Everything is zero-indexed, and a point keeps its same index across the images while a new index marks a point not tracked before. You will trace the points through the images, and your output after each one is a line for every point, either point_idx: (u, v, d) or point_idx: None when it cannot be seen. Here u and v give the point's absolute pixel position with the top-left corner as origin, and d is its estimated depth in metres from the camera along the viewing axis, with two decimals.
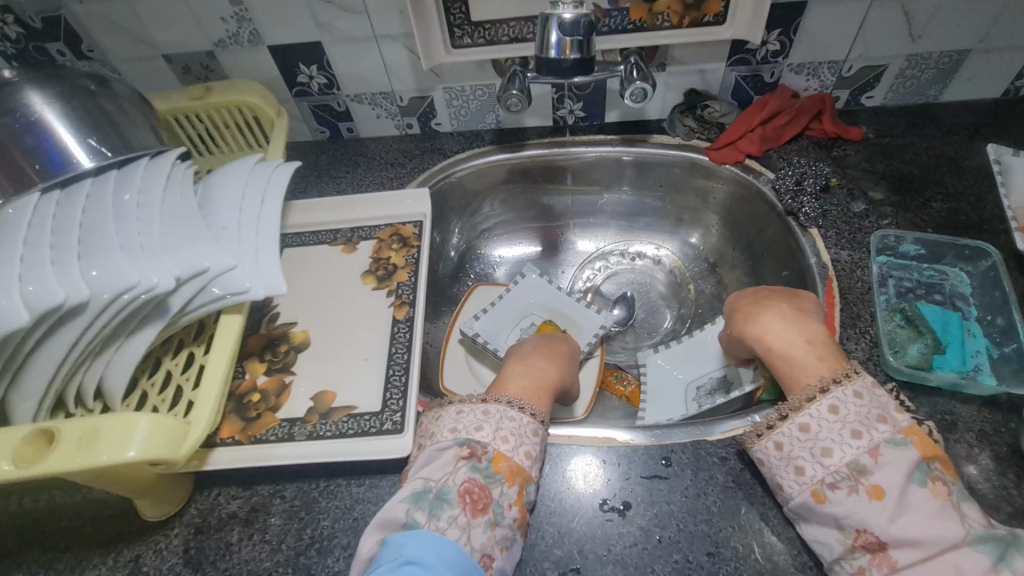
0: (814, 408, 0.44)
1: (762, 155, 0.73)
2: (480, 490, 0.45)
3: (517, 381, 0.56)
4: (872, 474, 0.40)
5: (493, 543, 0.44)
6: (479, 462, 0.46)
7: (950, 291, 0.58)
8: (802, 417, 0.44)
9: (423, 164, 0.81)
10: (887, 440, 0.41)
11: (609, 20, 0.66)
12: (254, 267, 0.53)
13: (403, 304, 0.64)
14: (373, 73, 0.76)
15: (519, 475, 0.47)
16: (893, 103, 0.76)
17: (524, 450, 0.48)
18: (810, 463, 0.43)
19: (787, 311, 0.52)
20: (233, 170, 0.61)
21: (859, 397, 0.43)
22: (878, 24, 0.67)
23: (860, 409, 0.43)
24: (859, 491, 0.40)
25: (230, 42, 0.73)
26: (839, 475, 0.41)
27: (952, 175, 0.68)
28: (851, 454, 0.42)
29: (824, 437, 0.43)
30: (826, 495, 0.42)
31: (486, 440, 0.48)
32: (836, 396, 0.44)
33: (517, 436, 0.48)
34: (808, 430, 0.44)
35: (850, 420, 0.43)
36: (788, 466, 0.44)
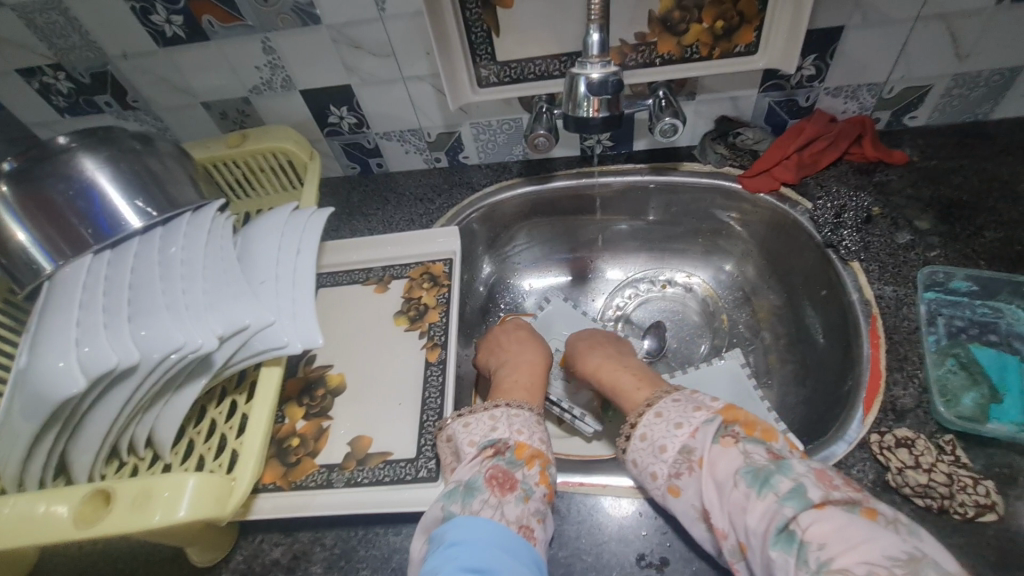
0: (646, 418, 0.52)
1: (799, 183, 0.70)
2: (505, 474, 0.47)
3: (513, 385, 0.61)
4: (696, 450, 0.47)
5: (526, 515, 0.45)
6: (503, 454, 0.49)
7: (1006, 331, 0.55)
8: (640, 429, 0.51)
9: (451, 199, 0.82)
10: (703, 422, 0.48)
11: (637, 54, 0.65)
12: (292, 320, 0.54)
13: (436, 345, 0.65)
14: (401, 111, 0.77)
15: (538, 457, 0.50)
16: (939, 122, 0.73)
17: (539, 437, 0.52)
18: (657, 464, 0.48)
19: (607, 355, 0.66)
20: (270, 220, 0.63)
21: (677, 400, 0.52)
22: (922, 45, 0.64)
23: (677, 407, 0.51)
24: (692, 469, 0.46)
25: (264, 88, 0.75)
26: (676, 463, 0.47)
27: (1005, 202, 0.64)
28: (678, 440, 0.48)
29: (658, 436, 0.49)
30: (678, 486, 0.47)
31: (507, 437, 0.51)
32: (662, 405, 0.52)
33: (528, 428, 0.53)
34: (646, 437, 0.50)
35: (672, 417, 0.50)
36: (645, 474, 0.49)
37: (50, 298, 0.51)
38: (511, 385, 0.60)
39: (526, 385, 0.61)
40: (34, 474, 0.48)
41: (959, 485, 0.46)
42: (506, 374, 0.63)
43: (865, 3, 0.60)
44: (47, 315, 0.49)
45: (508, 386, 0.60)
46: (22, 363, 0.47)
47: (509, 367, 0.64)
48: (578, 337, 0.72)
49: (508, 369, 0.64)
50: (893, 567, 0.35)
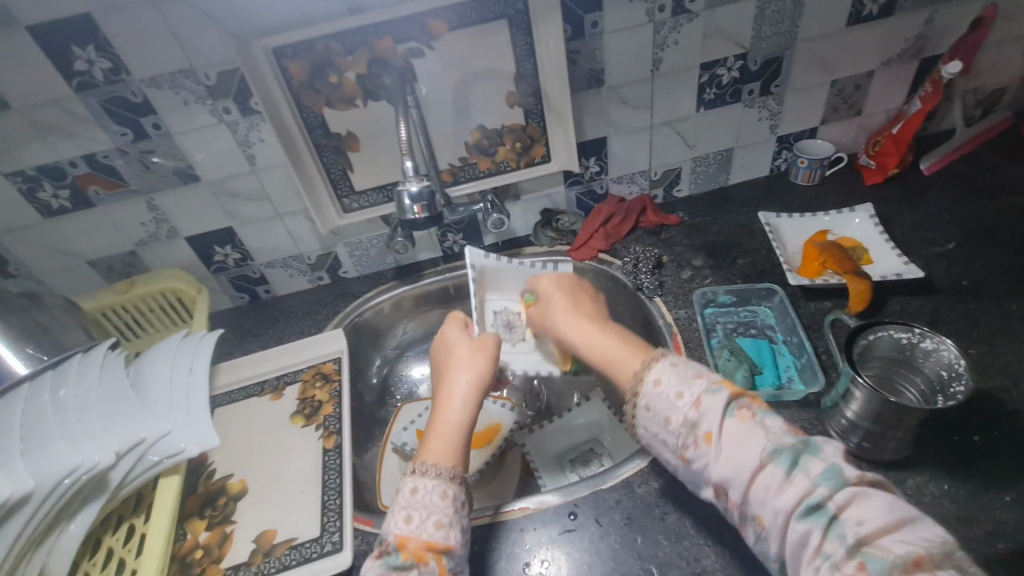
0: (646, 390, 0.49)
1: (610, 249, 0.91)
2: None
3: (439, 440, 0.55)
4: (701, 424, 0.45)
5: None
6: (390, 555, 0.48)
7: (762, 324, 0.75)
8: (644, 399, 0.48)
9: (336, 308, 0.93)
10: (705, 391, 0.46)
11: (465, 172, 0.85)
12: (187, 428, 0.60)
13: (331, 433, 0.72)
14: (281, 242, 0.90)
15: (429, 549, 0.48)
16: (697, 191, 0.99)
17: (433, 521, 0.49)
18: (664, 430, 0.47)
19: (588, 321, 0.61)
20: (161, 348, 0.70)
21: (675, 366, 0.49)
22: (662, 142, 0.90)
23: (678, 373, 0.48)
24: (699, 442, 0.45)
25: (150, 240, 0.85)
26: (683, 436, 0.46)
27: (748, 238, 0.88)
28: (683, 412, 0.46)
29: (661, 407, 0.47)
30: (688, 455, 0.46)
31: (388, 532, 0.49)
32: (660, 371, 0.49)
33: (422, 511, 0.50)
34: (650, 408, 0.48)
35: (671, 386, 0.48)
36: (654, 438, 0.48)
37: None
38: (437, 439, 0.56)
39: (456, 437, 0.56)
40: None
41: None
42: (443, 409, 0.58)
43: (613, 120, 0.86)
44: None
45: (444, 437, 0.55)
46: None
47: (440, 397, 0.60)
48: (556, 287, 0.68)
49: (450, 405, 0.59)
50: (928, 547, 0.36)
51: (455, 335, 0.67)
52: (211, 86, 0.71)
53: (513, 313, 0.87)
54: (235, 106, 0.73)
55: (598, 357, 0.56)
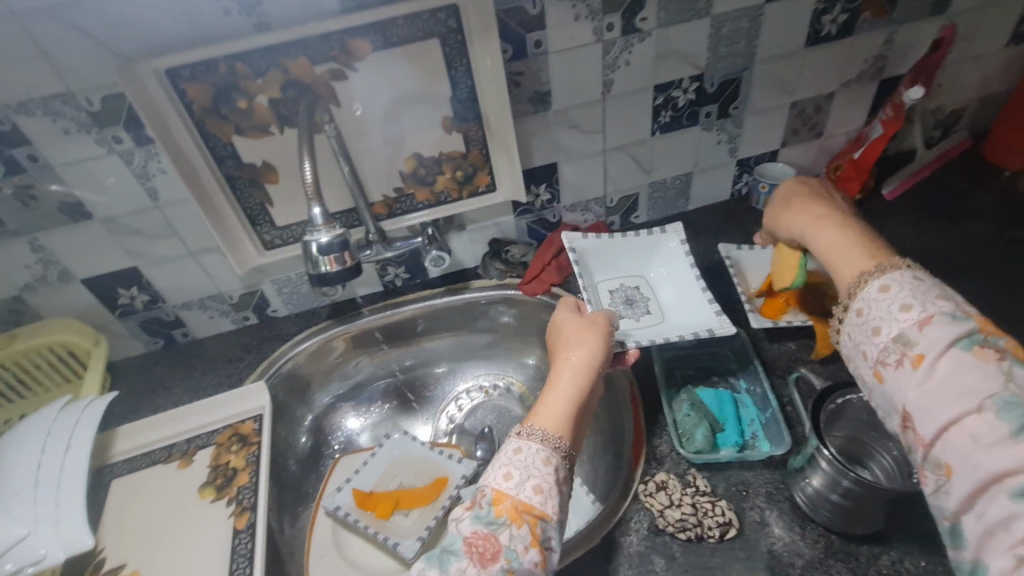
0: (867, 292, 0.46)
1: (563, 283, 0.85)
2: (483, 539, 0.43)
3: (555, 410, 0.52)
4: (917, 345, 0.42)
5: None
6: (481, 509, 0.45)
7: (723, 370, 0.68)
8: (855, 305, 0.47)
9: (263, 354, 0.84)
10: (943, 313, 0.42)
11: (401, 203, 0.77)
12: (53, 526, 0.50)
13: (245, 510, 0.63)
14: (196, 281, 0.80)
15: (525, 512, 0.45)
16: (655, 217, 0.94)
17: (533, 485, 0.46)
18: (866, 344, 0.45)
19: (823, 218, 0.54)
20: (36, 421, 0.59)
21: (884, 292, 0.45)
22: (617, 167, 0.84)
23: (906, 288, 0.44)
24: (905, 363, 0.42)
25: (38, 284, 0.74)
26: (886, 351, 0.43)
27: (709, 269, 0.83)
28: (898, 327, 0.43)
29: (876, 313, 0.45)
30: (883, 374, 0.43)
31: (489, 483, 0.47)
32: (890, 278, 0.46)
33: (524, 470, 0.47)
34: (862, 313, 0.46)
35: (900, 296, 0.44)
36: (855, 350, 0.47)
37: None
38: (548, 407, 0.52)
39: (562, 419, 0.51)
40: None
41: (702, 510, 0.55)
42: (553, 385, 0.55)
43: (563, 146, 0.79)
44: None
45: (562, 405, 0.52)
46: None
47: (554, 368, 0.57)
48: (798, 186, 0.58)
49: (560, 378, 0.55)
50: None
51: (567, 315, 0.63)
52: (95, 113, 0.61)
53: (629, 288, 0.75)
54: (128, 134, 0.64)
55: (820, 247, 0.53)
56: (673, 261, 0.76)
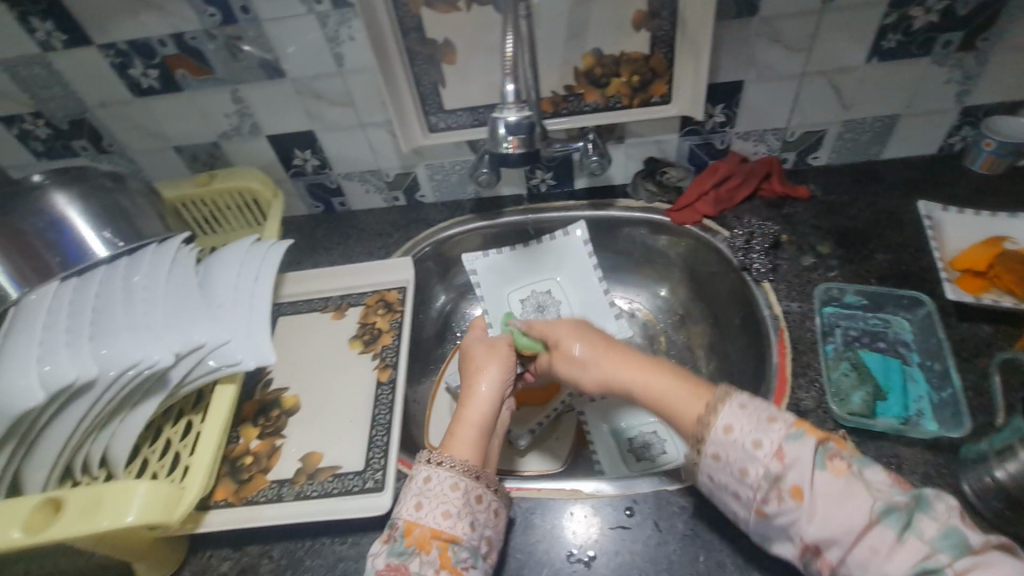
0: (727, 412, 0.47)
1: (718, 216, 0.79)
2: (395, 569, 0.46)
3: (461, 442, 0.55)
4: (786, 477, 0.43)
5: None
6: (394, 542, 0.48)
7: (893, 339, 0.62)
8: (711, 448, 0.47)
9: (409, 234, 0.88)
10: (786, 436, 0.45)
11: (568, 103, 0.74)
12: (247, 338, 0.58)
13: (387, 367, 0.69)
14: (361, 154, 0.84)
15: (434, 538, 0.47)
16: (838, 162, 0.83)
17: (441, 510, 0.49)
18: (738, 486, 0.46)
19: (638, 367, 0.56)
20: (233, 249, 0.67)
21: (744, 408, 0.47)
22: (812, 95, 0.74)
23: (750, 418, 0.46)
24: (784, 497, 0.43)
25: (233, 133, 0.82)
26: (763, 489, 0.44)
27: (894, 229, 0.73)
28: (761, 466, 0.44)
29: (734, 457, 0.46)
30: (766, 511, 0.44)
31: (399, 515, 0.49)
32: (727, 416, 0.47)
33: (433, 499, 0.49)
34: (731, 432, 0.46)
35: (746, 433, 0.45)
36: (724, 492, 0.47)
37: (15, 321, 0.55)
38: (457, 436, 0.56)
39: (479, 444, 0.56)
40: None
41: None
42: (461, 419, 0.58)
43: (757, 62, 0.70)
44: (11, 337, 0.53)
45: (466, 435, 0.56)
46: None
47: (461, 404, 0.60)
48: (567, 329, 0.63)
49: (473, 411, 0.59)
50: None
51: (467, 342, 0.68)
52: None
53: (540, 294, 0.85)
54: None
55: (650, 396, 0.53)
56: (576, 261, 0.85)
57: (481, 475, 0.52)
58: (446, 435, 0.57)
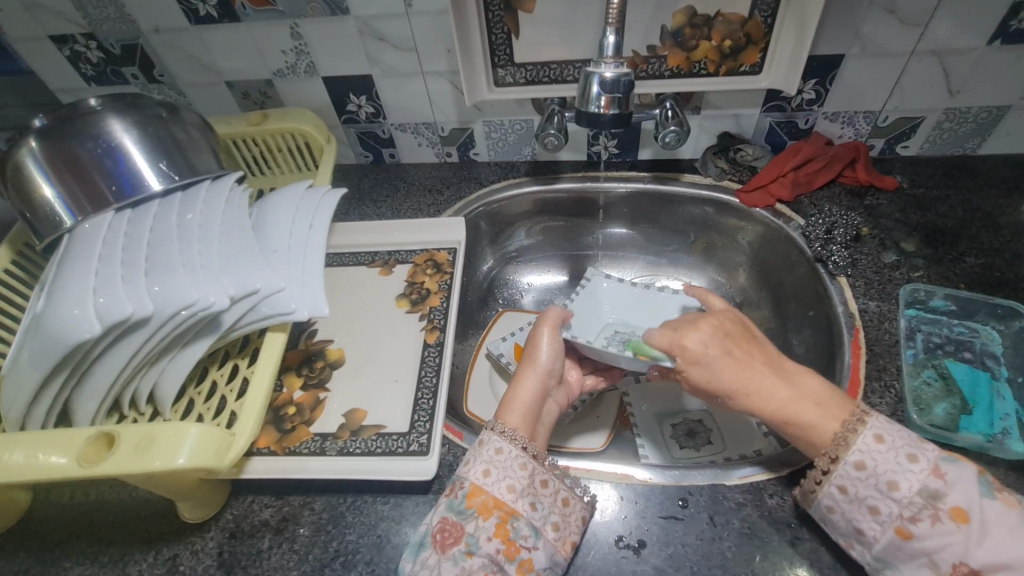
0: (861, 442, 0.45)
1: (794, 201, 0.73)
2: (451, 526, 0.47)
3: (516, 418, 0.53)
4: (947, 497, 0.42)
5: (468, 573, 0.45)
6: (455, 498, 0.48)
7: (980, 350, 0.59)
8: (857, 456, 0.44)
9: (460, 192, 0.84)
10: (942, 459, 0.43)
11: (647, 66, 0.69)
12: (300, 289, 0.57)
13: (435, 328, 0.67)
14: (417, 103, 0.80)
15: (495, 507, 0.47)
16: (928, 154, 0.76)
17: (507, 485, 0.48)
18: (882, 500, 0.43)
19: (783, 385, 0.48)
20: (286, 194, 0.66)
21: (879, 442, 0.44)
22: (917, 77, 0.67)
23: (903, 434, 0.44)
24: (940, 518, 0.41)
25: (288, 72, 0.78)
26: (914, 507, 0.42)
27: (987, 231, 0.68)
28: (915, 480, 0.42)
29: (883, 466, 0.44)
30: (912, 531, 0.42)
31: (465, 476, 0.49)
32: (874, 426, 0.45)
33: (501, 471, 0.49)
34: (864, 468, 0.44)
35: (899, 446, 0.44)
36: (860, 507, 0.44)
37: (69, 248, 0.53)
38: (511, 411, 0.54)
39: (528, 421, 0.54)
40: (37, 418, 0.51)
41: None
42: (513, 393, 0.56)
43: (864, 35, 0.64)
44: (66, 266, 0.52)
45: (519, 411, 0.54)
46: (39, 306, 0.50)
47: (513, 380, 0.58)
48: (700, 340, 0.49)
49: (525, 390, 0.56)
50: None
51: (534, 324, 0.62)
52: None
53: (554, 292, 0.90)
54: None
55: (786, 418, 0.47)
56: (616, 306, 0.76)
57: (537, 454, 0.51)
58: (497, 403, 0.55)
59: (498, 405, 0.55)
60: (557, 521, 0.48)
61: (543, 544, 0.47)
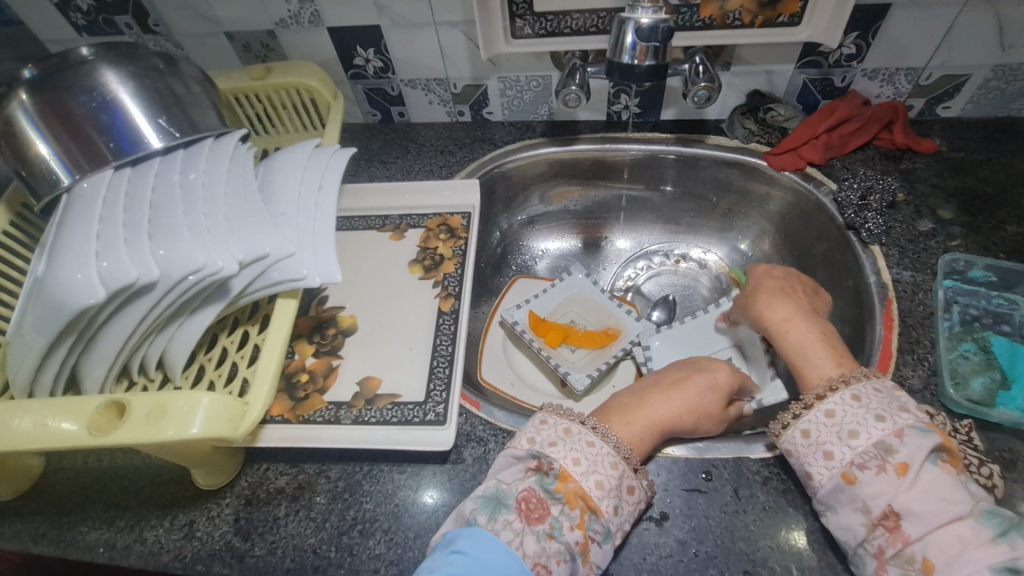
0: (838, 396, 0.46)
1: (825, 164, 0.70)
2: (538, 501, 0.45)
3: (634, 428, 0.50)
4: (897, 453, 0.42)
5: (545, 555, 0.42)
6: (546, 476, 0.46)
7: (1020, 323, 0.56)
8: (829, 405, 0.46)
9: (473, 153, 0.80)
10: (912, 426, 0.43)
11: (678, 16, 0.64)
12: (311, 254, 0.55)
13: (449, 295, 0.65)
14: (429, 57, 0.75)
15: (583, 499, 0.44)
16: (969, 116, 0.72)
17: (597, 479, 0.45)
18: (837, 446, 0.44)
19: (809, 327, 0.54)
20: (294, 153, 0.62)
21: (879, 391, 0.46)
22: (968, 30, 0.63)
23: (881, 399, 0.45)
24: (886, 470, 0.42)
25: (291, 22, 0.73)
26: (868, 455, 0.43)
27: None
28: (876, 434, 0.43)
29: (850, 421, 0.45)
30: (856, 476, 0.43)
31: (556, 457, 0.46)
32: (858, 387, 0.46)
33: (592, 463, 0.46)
34: (833, 416, 0.46)
35: (873, 407, 0.45)
36: (817, 452, 0.45)
37: (69, 208, 0.51)
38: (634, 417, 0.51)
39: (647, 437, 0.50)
40: (45, 384, 0.50)
41: None
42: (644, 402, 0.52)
43: None
44: (66, 229, 0.49)
45: (640, 425, 0.50)
46: (39, 270, 0.48)
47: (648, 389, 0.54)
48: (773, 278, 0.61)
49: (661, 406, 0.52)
50: None
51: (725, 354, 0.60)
52: None
53: (566, 258, 0.87)
54: None
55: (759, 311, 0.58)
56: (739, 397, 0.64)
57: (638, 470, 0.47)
58: (615, 411, 0.52)
59: (615, 412, 0.52)
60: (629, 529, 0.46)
61: (610, 547, 0.44)
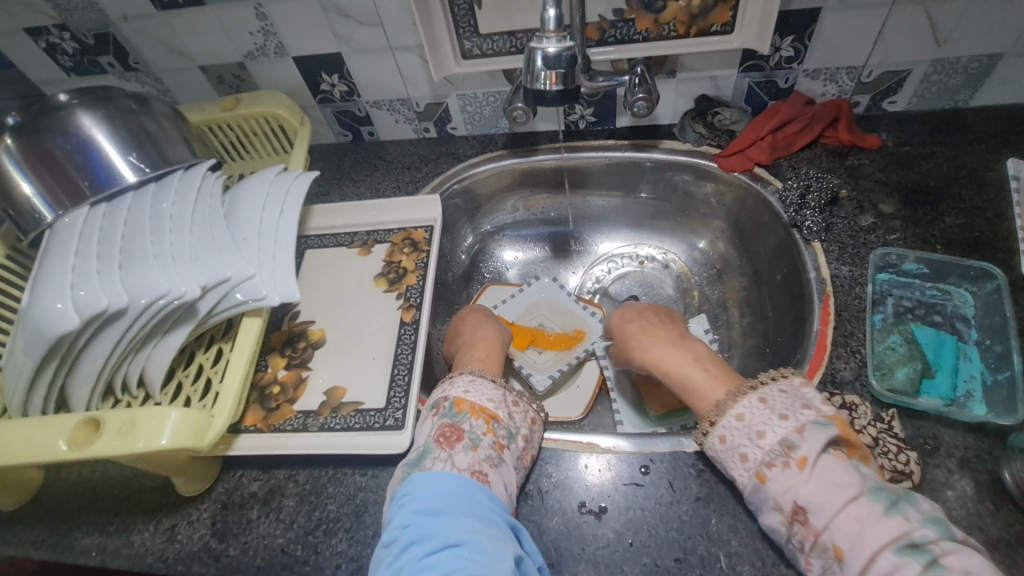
0: (747, 401, 0.49)
1: (772, 164, 0.72)
2: (450, 429, 0.51)
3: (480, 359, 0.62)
4: (798, 448, 0.45)
5: (476, 461, 0.48)
6: (445, 410, 0.53)
7: (951, 312, 0.58)
8: (739, 409, 0.49)
9: (437, 168, 0.84)
10: (812, 421, 0.46)
11: (616, 30, 0.67)
12: (271, 275, 0.59)
13: (411, 307, 0.69)
14: (390, 80, 0.79)
15: (482, 412, 0.52)
16: (916, 109, 0.74)
17: (486, 396, 0.54)
18: (751, 448, 0.47)
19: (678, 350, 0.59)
20: (259, 179, 0.67)
21: (784, 392, 0.49)
22: (901, 28, 0.64)
23: (785, 399, 0.48)
24: (790, 465, 0.44)
25: (258, 54, 0.78)
26: (773, 454, 0.45)
27: (971, 188, 0.66)
28: (780, 432, 0.46)
29: (757, 421, 0.48)
30: (766, 474, 0.45)
31: (448, 394, 0.55)
32: (766, 390, 0.49)
33: (479, 390, 0.55)
34: (743, 419, 0.48)
35: (777, 406, 0.47)
36: (734, 454, 0.48)
37: (50, 243, 0.56)
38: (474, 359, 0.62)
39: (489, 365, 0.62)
40: (36, 405, 0.54)
41: (882, 450, 0.49)
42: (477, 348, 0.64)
43: None
44: (46, 263, 0.54)
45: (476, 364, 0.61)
46: (24, 302, 0.52)
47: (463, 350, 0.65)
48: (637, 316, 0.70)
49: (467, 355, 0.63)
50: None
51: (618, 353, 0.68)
52: None
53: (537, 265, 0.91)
54: None
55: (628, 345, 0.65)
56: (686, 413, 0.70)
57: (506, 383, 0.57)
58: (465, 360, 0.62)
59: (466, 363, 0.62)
60: (526, 433, 0.54)
61: (516, 448, 0.52)
